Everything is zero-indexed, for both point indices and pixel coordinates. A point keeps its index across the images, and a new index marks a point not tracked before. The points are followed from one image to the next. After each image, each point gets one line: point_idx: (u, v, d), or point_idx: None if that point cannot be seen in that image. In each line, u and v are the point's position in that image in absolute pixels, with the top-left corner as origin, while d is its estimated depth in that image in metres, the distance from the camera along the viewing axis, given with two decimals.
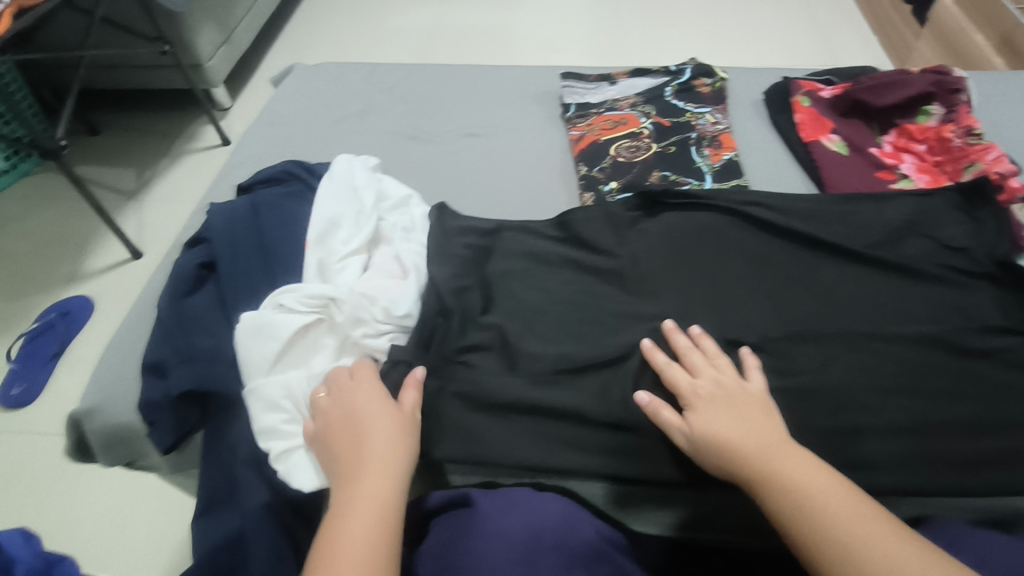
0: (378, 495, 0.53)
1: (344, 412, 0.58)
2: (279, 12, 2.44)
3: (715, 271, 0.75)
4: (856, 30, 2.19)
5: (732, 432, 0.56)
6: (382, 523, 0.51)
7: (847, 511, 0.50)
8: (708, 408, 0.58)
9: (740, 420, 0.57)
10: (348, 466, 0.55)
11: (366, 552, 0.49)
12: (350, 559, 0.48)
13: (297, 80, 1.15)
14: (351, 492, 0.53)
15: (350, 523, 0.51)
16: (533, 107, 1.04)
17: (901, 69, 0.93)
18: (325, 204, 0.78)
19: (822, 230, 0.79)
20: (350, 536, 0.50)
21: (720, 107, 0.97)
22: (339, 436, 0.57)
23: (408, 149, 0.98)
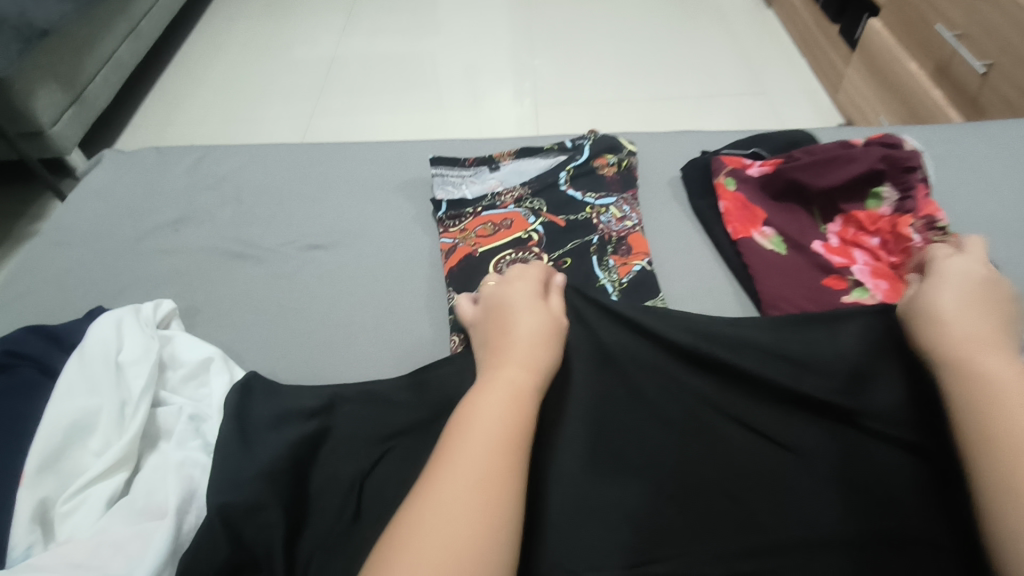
0: (516, 380, 0.49)
1: (502, 309, 0.57)
2: (155, 57, 2.16)
3: (620, 451, 0.54)
4: (781, 53, 2.08)
5: (953, 305, 0.54)
6: (511, 414, 0.46)
7: None
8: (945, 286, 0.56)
9: (972, 302, 0.54)
10: (498, 351, 0.53)
11: (504, 426, 0.45)
12: (479, 449, 0.42)
13: (101, 172, 0.89)
14: (498, 372, 0.50)
15: (483, 402, 0.46)
16: (400, 201, 0.82)
17: (843, 142, 0.75)
18: (65, 401, 0.54)
19: (767, 368, 0.58)
20: (491, 425, 0.44)
21: (629, 195, 0.78)
22: (504, 321, 0.56)
23: (231, 275, 0.75)
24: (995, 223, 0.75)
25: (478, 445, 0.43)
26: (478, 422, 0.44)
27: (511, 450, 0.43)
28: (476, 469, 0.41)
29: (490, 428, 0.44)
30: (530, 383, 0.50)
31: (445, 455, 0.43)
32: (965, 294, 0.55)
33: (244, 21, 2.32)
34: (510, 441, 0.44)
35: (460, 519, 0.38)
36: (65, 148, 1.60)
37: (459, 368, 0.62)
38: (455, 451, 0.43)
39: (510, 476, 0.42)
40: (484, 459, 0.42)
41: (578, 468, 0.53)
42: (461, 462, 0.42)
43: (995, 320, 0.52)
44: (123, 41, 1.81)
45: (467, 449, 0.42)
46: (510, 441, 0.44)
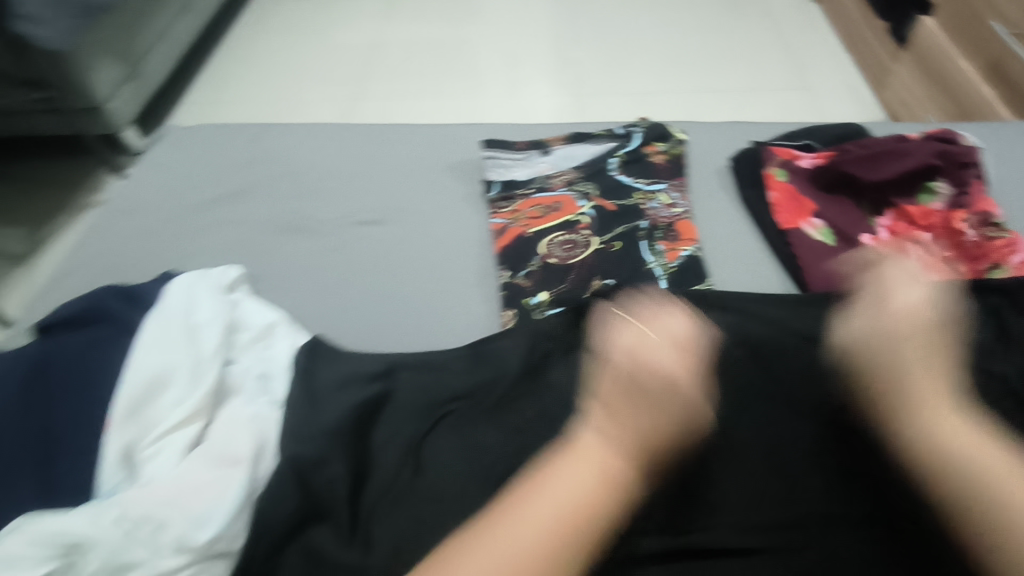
0: (609, 448, 0.47)
1: (643, 373, 0.50)
2: (203, 38, 2.21)
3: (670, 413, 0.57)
4: (826, 48, 2.05)
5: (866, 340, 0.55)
6: (595, 487, 0.45)
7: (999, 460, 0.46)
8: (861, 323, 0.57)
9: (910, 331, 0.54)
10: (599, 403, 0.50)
11: (587, 504, 0.44)
12: (547, 515, 0.43)
13: (166, 144, 0.93)
14: (594, 424, 0.49)
15: (566, 466, 0.46)
16: (452, 182, 0.84)
17: (897, 136, 0.76)
18: (143, 355, 0.57)
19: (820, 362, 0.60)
20: (568, 490, 0.44)
21: (678, 182, 0.79)
22: (644, 388, 0.49)
23: (290, 246, 0.78)
24: None
25: (548, 515, 0.43)
26: (561, 489, 0.44)
27: (578, 528, 0.43)
28: (535, 541, 0.42)
29: (571, 495, 0.44)
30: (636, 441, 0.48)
31: (514, 515, 0.43)
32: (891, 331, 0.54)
33: (290, 4, 2.36)
34: (581, 515, 0.44)
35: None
36: (120, 123, 1.66)
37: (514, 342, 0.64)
38: (524, 516, 0.43)
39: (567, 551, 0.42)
40: (526, 543, 0.41)
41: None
42: (522, 527, 0.42)
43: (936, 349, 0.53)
44: (176, 21, 1.86)
45: (539, 510, 0.43)
46: (588, 509, 0.44)
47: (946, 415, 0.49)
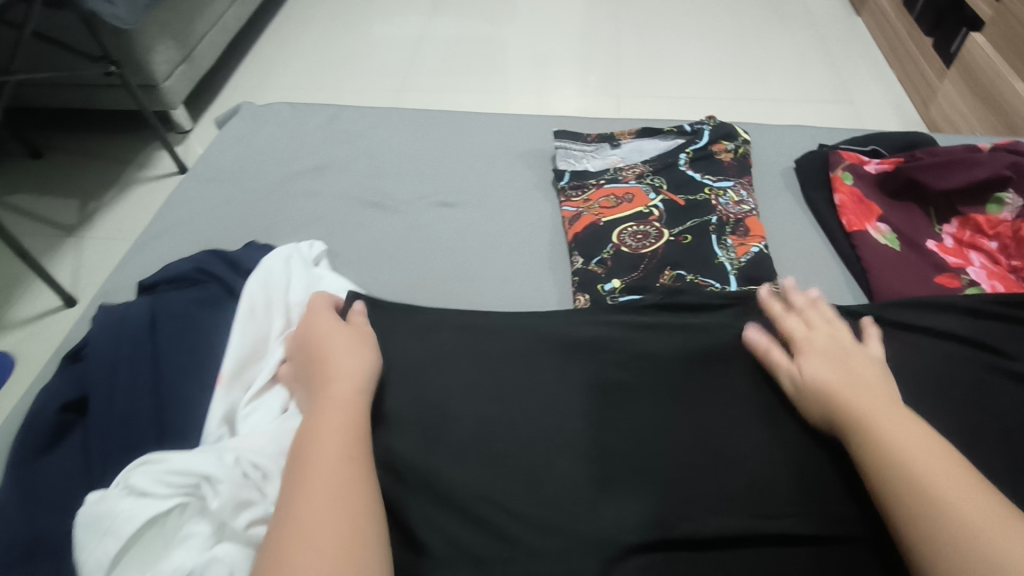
0: (343, 397, 0.52)
1: (852, 359, 0.56)
2: (252, 24, 2.26)
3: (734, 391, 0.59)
4: (868, 62, 2.05)
5: (846, 379, 0.54)
6: (348, 429, 0.49)
7: (929, 463, 0.45)
8: (812, 354, 0.58)
9: (840, 365, 0.56)
10: (322, 369, 0.55)
11: (352, 447, 0.48)
12: (334, 463, 0.46)
13: (239, 121, 0.96)
14: (327, 395, 0.52)
15: (330, 420, 0.49)
16: (521, 170, 0.87)
17: (968, 145, 0.76)
18: (248, 320, 0.61)
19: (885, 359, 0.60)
20: (338, 437, 0.48)
21: (746, 181, 0.80)
22: (820, 353, 0.57)
23: (365, 222, 0.79)
24: None
25: (339, 463, 0.46)
26: (323, 451, 0.46)
27: (363, 470, 0.47)
28: (335, 484, 0.44)
29: (339, 456, 0.46)
30: (357, 399, 0.52)
31: (305, 476, 0.45)
32: (841, 364, 0.56)
33: None
34: (359, 457, 0.47)
35: (339, 520, 0.42)
36: (174, 102, 1.69)
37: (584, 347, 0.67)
38: (318, 472, 0.45)
39: (367, 488, 0.45)
40: (335, 509, 0.43)
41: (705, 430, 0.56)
42: (323, 480, 0.44)
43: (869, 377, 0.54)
44: (229, 6, 1.90)
45: (316, 474, 0.45)
46: (361, 463, 0.47)
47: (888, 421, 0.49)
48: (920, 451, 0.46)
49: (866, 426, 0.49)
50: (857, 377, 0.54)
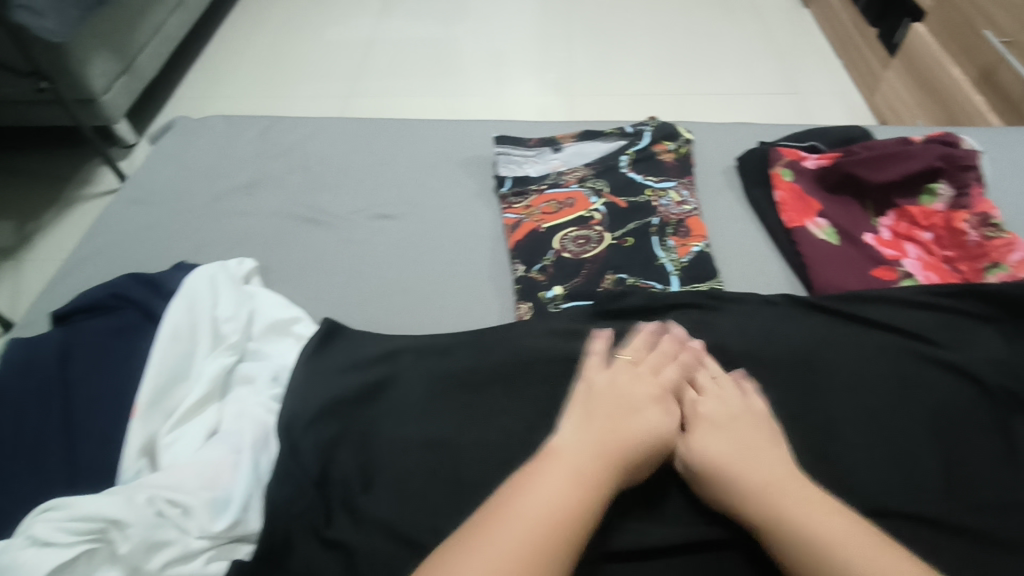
0: (591, 444, 0.48)
1: (743, 428, 0.52)
2: (198, 32, 2.19)
3: None
4: (817, 54, 2.09)
5: (733, 458, 0.49)
6: (587, 478, 0.45)
7: (847, 537, 0.43)
8: (703, 434, 0.52)
9: (732, 443, 0.50)
10: (580, 410, 0.51)
11: (573, 506, 0.43)
12: (534, 517, 0.42)
13: (172, 135, 0.93)
14: (552, 452, 0.47)
15: (552, 469, 0.45)
16: (463, 177, 0.85)
17: (902, 138, 0.77)
18: (170, 347, 0.58)
19: (812, 360, 0.61)
20: (552, 490, 0.44)
21: (687, 181, 0.80)
22: (711, 425, 0.52)
23: (303, 239, 0.78)
24: None
25: (523, 520, 0.42)
26: (546, 507, 0.43)
27: (562, 529, 0.42)
28: (534, 545, 0.40)
29: (554, 506, 0.43)
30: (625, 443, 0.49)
31: (495, 526, 0.41)
32: (733, 441, 0.51)
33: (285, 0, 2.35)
34: (578, 512, 0.43)
35: None
36: (115, 116, 1.64)
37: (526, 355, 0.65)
38: (495, 523, 0.42)
39: (558, 551, 0.41)
40: (504, 567, 0.39)
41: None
42: (500, 538, 0.41)
43: (756, 445, 0.50)
44: (170, 14, 1.84)
45: (492, 545, 0.40)
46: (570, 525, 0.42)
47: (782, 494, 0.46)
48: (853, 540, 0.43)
49: (782, 522, 0.45)
50: (756, 454, 0.50)
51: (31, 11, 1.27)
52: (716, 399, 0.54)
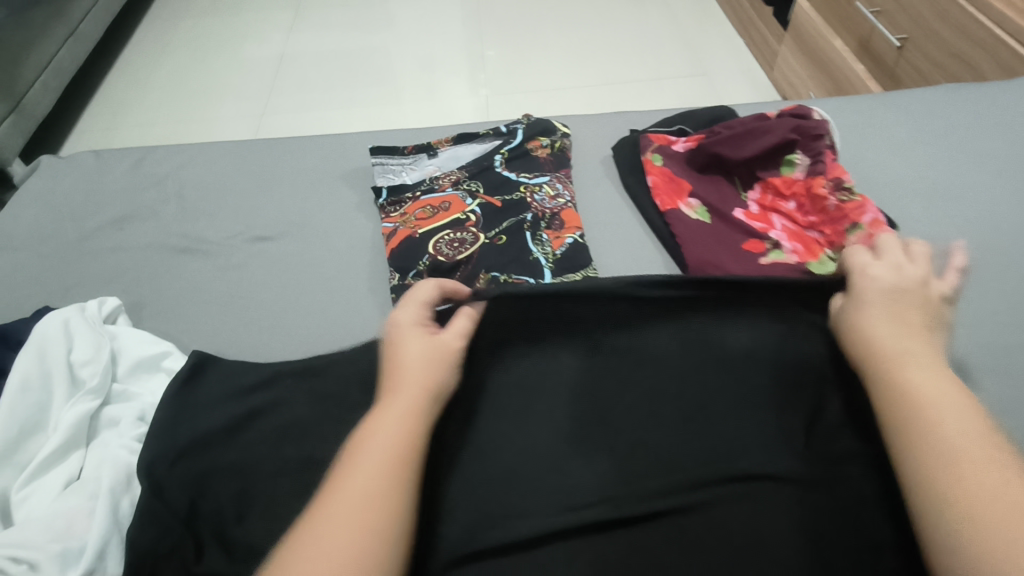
0: (405, 412, 0.47)
1: (909, 300, 0.52)
2: (96, 64, 2.11)
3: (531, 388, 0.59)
4: (721, 35, 2.15)
5: (883, 321, 0.50)
6: (395, 448, 0.44)
7: (961, 428, 0.42)
8: (867, 294, 0.53)
9: (895, 314, 0.51)
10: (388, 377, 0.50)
11: (389, 476, 0.43)
12: (355, 489, 0.42)
13: (39, 173, 0.89)
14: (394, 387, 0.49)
15: (368, 440, 0.45)
16: (343, 190, 0.84)
17: (759, 115, 0.80)
18: (19, 398, 0.57)
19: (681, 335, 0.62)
20: (374, 459, 0.43)
21: (562, 174, 0.81)
22: (878, 290, 0.53)
23: (177, 269, 0.76)
24: (900, 185, 0.81)
25: (358, 491, 0.41)
26: (364, 479, 0.42)
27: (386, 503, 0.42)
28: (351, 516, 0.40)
29: (373, 478, 0.42)
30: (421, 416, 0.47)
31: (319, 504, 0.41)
32: (894, 306, 0.51)
33: (187, 23, 2.28)
34: (391, 481, 0.43)
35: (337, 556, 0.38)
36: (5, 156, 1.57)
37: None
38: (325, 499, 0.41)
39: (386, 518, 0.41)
40: (337, 538, 0.39)
41: (519, 437, 0.56)
42: (332, 513, 0.41)
43: (913, 321, 0.50)
44: (59, 47, 1.77)
45: (326, 519, 0.40)
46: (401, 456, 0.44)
47: (927, 380, 0.45)
48: (959, 411, 0.43)
49: (900, 386, 0.46)
50: (909, 328, 0.49)
51: None
52: (892, 269, 0.55)
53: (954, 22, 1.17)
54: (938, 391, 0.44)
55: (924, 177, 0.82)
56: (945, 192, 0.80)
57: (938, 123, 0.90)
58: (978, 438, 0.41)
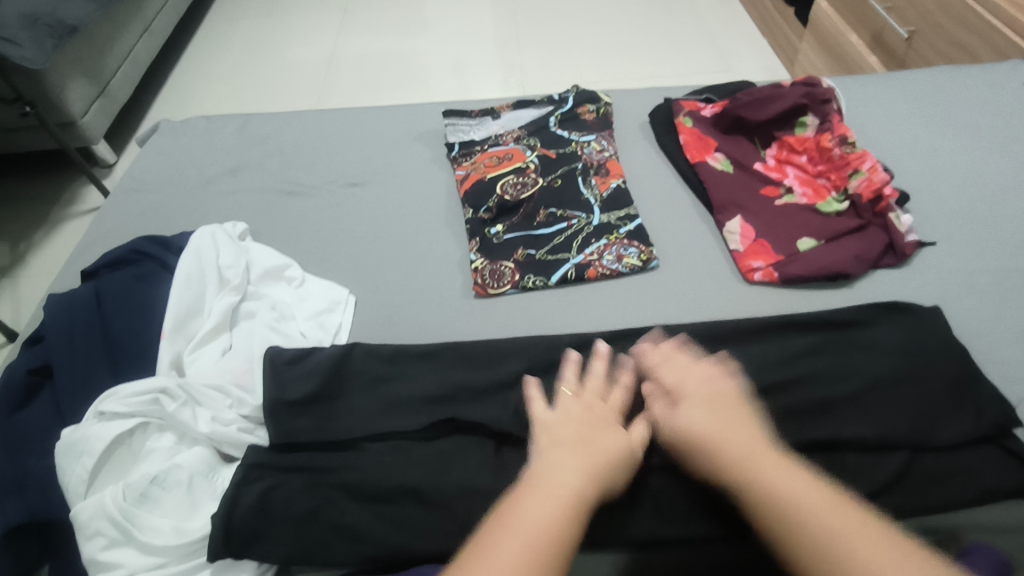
0: (566, 463, 0.51)
1: (723, 398, 0.58)
2: (163, 58, 2.30)
3: (584, 307, 0.77)
4: (743, 34, 2.28)
5: (706, 427, 0.55)
6: (562, 492, 0.48)
7: (841, 526, 0.45)
8: (689, 406, 0.57)
9: (710, 415, 0.56)
10: (547, 439, 0.54)
11: (551, 524, 0.46)
12: (530, 531, 0.45)
13: (159, 132, 1.05)
14: (532, 481, 0.49)
15: (534, 494, 0.48)
16: (419, 147, 0.99)
17: (775, 83, 0.93)
18: (183, 288, 0.70)
19: (702, 274, 0.79)
20: (542, 513, 0.46)
21: (606, 134, 0.95)
22: (696, 399, 0.58)
23: (285, 206, 0.91)
24: (899, 145, 0.94)
25: (524, 535, 0.44)
26: (540, 520, 0.46)
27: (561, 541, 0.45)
28: (516, 567, 0.42)
29: (538, 523, 0.45)
30: (592, 461, 0.52)
31: (487, 549, 0.44)
32: (716, 413, 0.56)
33: (246, 21, 2.47)
34: (561, 521, 0.46)
35: None
36: (94, 137, 1.73)
37: (490, 270, 0.79)
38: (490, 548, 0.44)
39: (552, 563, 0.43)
40: None
41: (580, 339, 0.70)
42: (496, 556, 0.43)
43: (744, 433, 0.54)
44: (139, 39, 1.94)
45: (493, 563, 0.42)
46: (579, 497, 0.48)
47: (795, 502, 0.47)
48: (824, 504, 0.47)
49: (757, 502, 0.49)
50: (733, 432, 0.54)
51: (10, 41, 1.28)
52: (694, 377, 0.60)
53: (957, 16, 1.30)
54: (811, 499, 0.47)
55: (920, 138, 0.95)
56: (939, 151, 0.92)
57: (936, 95, 1.03)
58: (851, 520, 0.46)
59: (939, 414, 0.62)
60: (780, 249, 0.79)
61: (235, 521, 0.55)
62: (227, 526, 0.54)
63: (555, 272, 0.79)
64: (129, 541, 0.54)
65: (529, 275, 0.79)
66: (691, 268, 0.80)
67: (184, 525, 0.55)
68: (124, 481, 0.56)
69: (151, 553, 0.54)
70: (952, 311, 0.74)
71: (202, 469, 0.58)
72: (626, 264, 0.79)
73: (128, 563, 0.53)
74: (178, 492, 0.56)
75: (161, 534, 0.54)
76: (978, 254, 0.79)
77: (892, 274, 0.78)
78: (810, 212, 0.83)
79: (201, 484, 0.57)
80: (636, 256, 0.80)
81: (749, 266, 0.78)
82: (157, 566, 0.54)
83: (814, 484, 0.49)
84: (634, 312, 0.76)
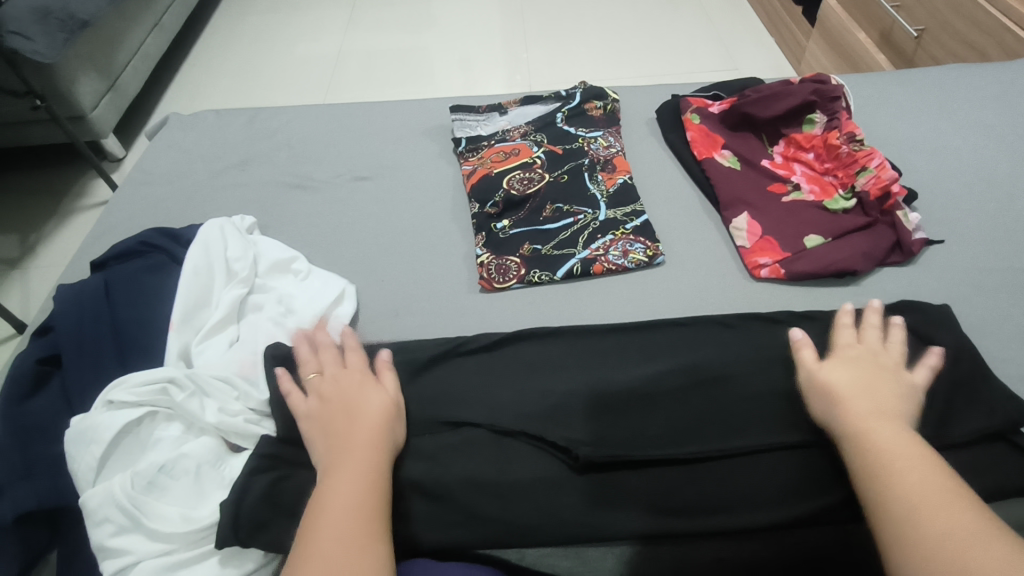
0: (362, 448, 0.54)
1: (863, 362, 0.59)
2: (172, 53, 2.31)
3: (590, 303, 0.77)
4: (751, 32, 2.27)
5: (843, 388, 0.57)
6: (368, 470, 0.52)
7: (925, 492, 0.46)
8: (838, 367, 0.59)
9: (857, 377, 0.57)
10: (334, 425, 0.57)
11: (366, 497, 0.50)
12: (346, 505, 0.49)
13: (168, 126, 1.05)
14: (334, 463, 0.52)
15: (342, 471, 0.52)
16: (426, 142, 0.99)
17: (784, 81, 0.93)
18: (192, 279, 0.71)
19: (708, 270, 0.79)
20: (344, 488, 0.50)
21: (613, 130, 0.95)
22: (847, 362, 0.59)
23: (292, 199, 0.91)
24: (908, 143, 0.93)
25: (345, 506, 0.49)
26: (335, 497, 0.49)
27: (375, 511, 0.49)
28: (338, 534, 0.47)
29: (348, 499, 0.49)
30: (378, 447, 0.55)
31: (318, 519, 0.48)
32: (858, 378, 0.57)
33: (254, 17, 2.48)
34: (374, 495, 0.50)
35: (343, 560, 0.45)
36: (104, 131, 1.74)
37: (496, 264, 0.79)
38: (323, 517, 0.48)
39: (373, 530, 0.48)
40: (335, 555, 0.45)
41: (582, 337, 0.71)
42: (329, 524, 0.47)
43: (882, 400, 0.55)
44: (149, 35, 1.95)
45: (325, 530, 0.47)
46: (377, 478, 0.52)
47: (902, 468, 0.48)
48: (925, 470, 0.48)
49: (870, 463, 0.50)
50: (873, 394, 0.55)
51: (22, 35, 1.29)
52: (867, 349, 0.61)
53: (968, 15, 1.29)
54: (913, 460, 0.48)
55: (929, 137, 0.94)
56: (948, 149, 0.92)
57: (945, 93, 1.02)
58: (944, 487, 0.46)
59: (948, 411, 0.61)
60: (787, 246, 0.79)
61: (242, 508, 0.55)
62: (235, 514, 0.55)
63: (561, 267, 0.79)
64: (137, 528, 0.54)
65: (535, 269, 0.79)
66: (698, 265, 0.80)
67: (191, 513, 0.55)
68: (132, 469, 0.57)
69: (159, 539, 0.54)
70: (960, 308, 0.74)
71: (209, 458, 0.59)
72: (632, 260, 0.79)
73: (136, 549, 0.54)
74: (185, 480, 0.57)
75: (169, 521, 0.55)
76: (986, 252, 0.79)
77: (899, 271, 0.77)
78: (817, 210, 0.82)
79: (208, 473, 0.58)
80: (642, 252, 0.80)
81: (756, 262, 0.78)
82: (164, 554, 0.54)
83: (934, 459, 0.49)
84: (639, 307, 0.76)
